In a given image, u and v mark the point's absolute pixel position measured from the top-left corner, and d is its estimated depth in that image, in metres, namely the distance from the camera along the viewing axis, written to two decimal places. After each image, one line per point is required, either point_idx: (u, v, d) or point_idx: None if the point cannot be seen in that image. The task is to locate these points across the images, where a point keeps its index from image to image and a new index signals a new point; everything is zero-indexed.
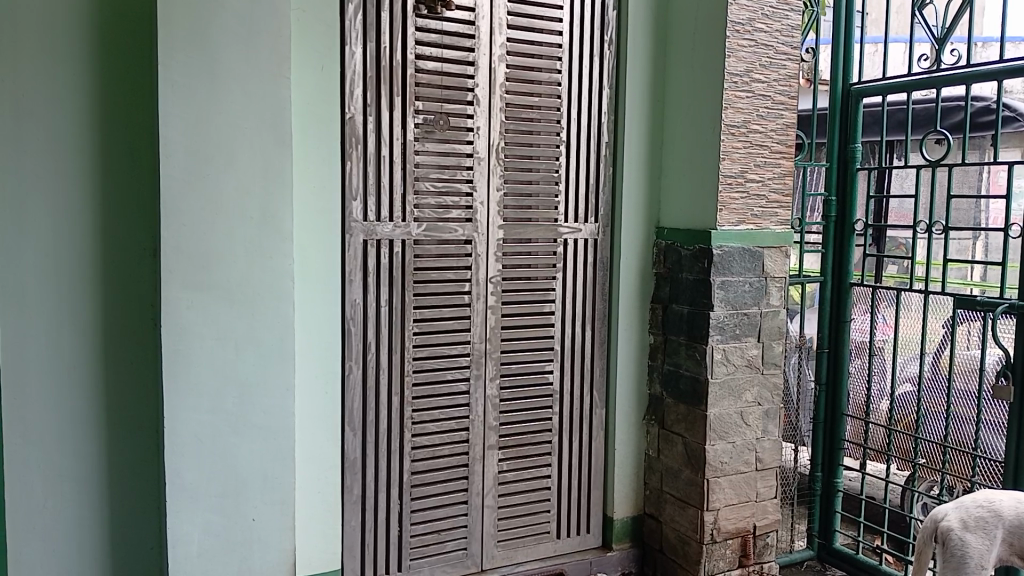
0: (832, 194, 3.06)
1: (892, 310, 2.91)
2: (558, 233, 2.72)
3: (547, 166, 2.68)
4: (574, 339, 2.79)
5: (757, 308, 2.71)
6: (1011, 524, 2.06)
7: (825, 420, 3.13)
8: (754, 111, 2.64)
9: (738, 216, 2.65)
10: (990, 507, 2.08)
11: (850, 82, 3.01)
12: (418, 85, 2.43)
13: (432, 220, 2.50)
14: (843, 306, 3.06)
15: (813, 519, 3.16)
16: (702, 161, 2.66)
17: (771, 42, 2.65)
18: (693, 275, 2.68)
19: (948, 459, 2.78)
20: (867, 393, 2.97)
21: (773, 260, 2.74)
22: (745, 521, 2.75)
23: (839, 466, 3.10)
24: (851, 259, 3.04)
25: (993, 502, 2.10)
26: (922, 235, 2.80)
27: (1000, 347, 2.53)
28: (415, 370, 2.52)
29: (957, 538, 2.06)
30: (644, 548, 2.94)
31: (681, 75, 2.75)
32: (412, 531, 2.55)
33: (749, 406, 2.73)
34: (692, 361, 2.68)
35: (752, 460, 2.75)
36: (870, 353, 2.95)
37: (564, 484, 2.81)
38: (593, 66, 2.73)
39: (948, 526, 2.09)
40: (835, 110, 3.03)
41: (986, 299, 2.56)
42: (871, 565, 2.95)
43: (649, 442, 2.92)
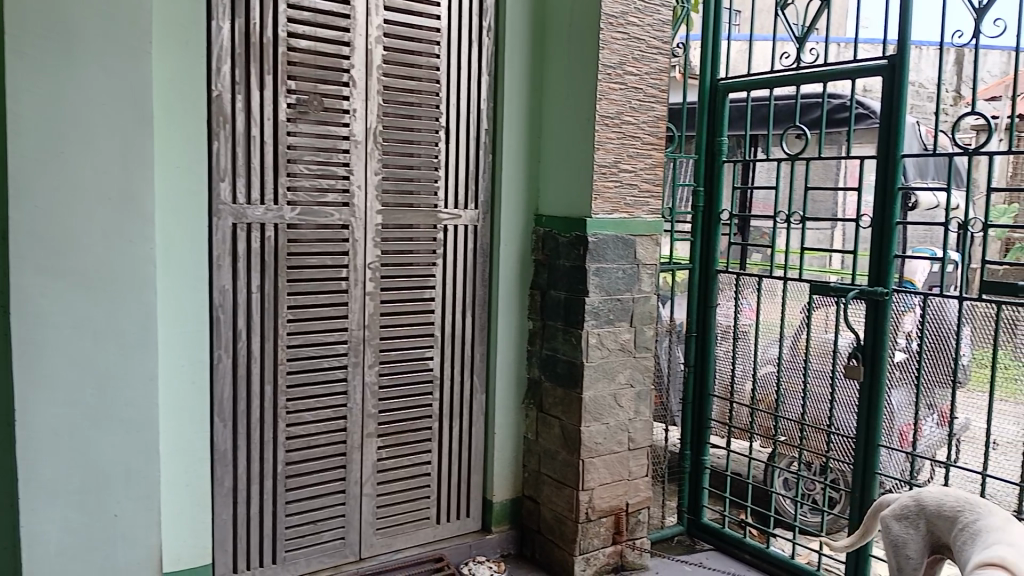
0: (700, 185, 3.21)
1: (755, 296, 3.08)
2: (438, 219, 2.72)
3: (428, 151, 2.67)
4: (454, 325, 2.80)
5: (630, 294, 2.80)
6: (932, 513, 2.05)
7: (693, 399, 3.30)
8: (627, 103, 2.72)
9: (612, 205, 2.73)
10: (915, 497, 2.10)
11: (717, 77, 3.15)
12: (291, 63, 2.36)
13: (307, 204, 2.44)
14: (709, 292, 3.23)
15: (682, 495, 3.32)
16: (578, 149, 2.72)
17: (643, 36, 2.73)
18: (570, 262, 2.74)
19: (805, 436, 2.97)
20: (731, 373, 3.15)
21: (645, 248, 2.84)
22: (618, 499, 2.85)
23: (707, 444, 3.27)
24: (716, 248, 3.20)
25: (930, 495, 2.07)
26: (782, 224, 2.98)
27: (851, 330, 2.72)
28: (290, 358, 2.46)
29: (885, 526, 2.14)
30: (522, 530, 2.99)
31: (558, 65, 2.80)
32: (287, 522, 2.50)
33: (622, 388, 2.82)
34: (569, 346, 2.75)
35: (625, 440, 2.84)
36: (734, 337, 3.12)
37: (444, 469, 2.82)
38: (471, 52, 2.73)
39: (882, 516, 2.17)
40: (703, 104, 3.17)
41: (839, 285, 2.74)
42: (734, 538, 3.12)
43: (528, 425, 2.96)
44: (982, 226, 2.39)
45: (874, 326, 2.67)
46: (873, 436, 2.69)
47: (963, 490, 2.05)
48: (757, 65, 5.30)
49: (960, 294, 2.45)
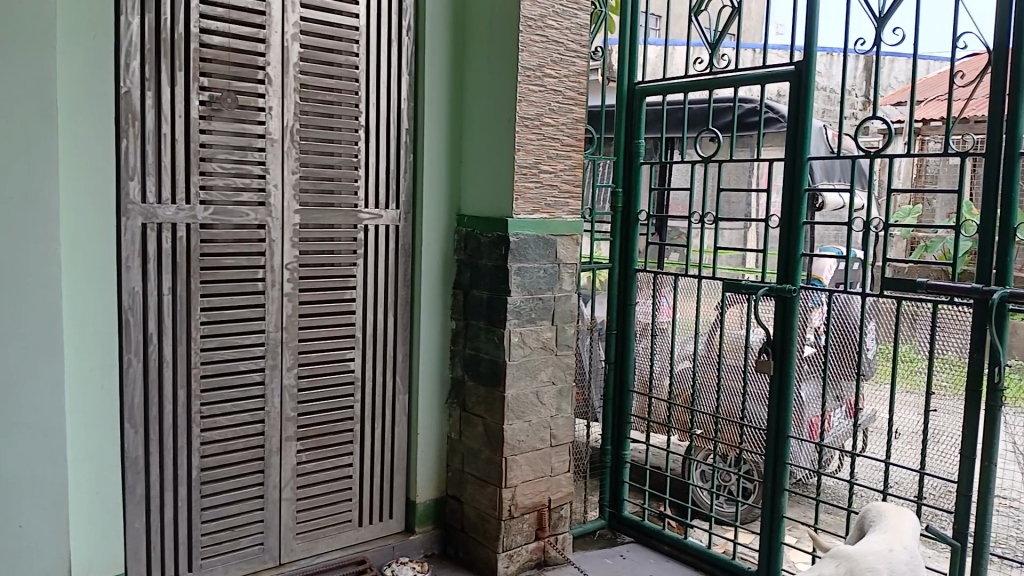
0: (619, 186, 3.26)
1: (672, 293, 3.16)
2: (358, 219, 2.70)
3: (347, 151, 2.65)
4: (375, 325, 2.78)
5: (551, 293, 2.84)
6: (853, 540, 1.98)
7: (613, 396, 3.36)
8: (546, 105, 2.75)
9: (533, 205, 2.76)
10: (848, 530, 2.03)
11: (634, 81, 3.22)
12: (203, 60, 2.31)
13: (221, 203, 2.38)
14: (628, 290, 3.29)
15: (604, 490, 3.38)
16: (498, 150, 2.74)
17: (561, 39, 2.77)
18: (492, 261, 2.76)
19: (720, 429, 3.07)
20: (650, 369, 3.23)
21: (566, 247, 2.88)
22: (541, 496, 2.88)
23: (626, 439, 3.35)
24: (635, 247, 3.27)
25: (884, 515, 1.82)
26: (696, 224, 3.08)
27: (761, 326, 2.80)
28: (204, 362, 2.40)
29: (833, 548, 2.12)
30: (445, 530, 2.99)
31: (477, 66, 2.81)
32: (202, 529, 2.44)
33: (544, 385, 2.85)
34: (491, 345, 2.77)
35: (547, 437, 2.88)
36: (652, 334, 3.20)
37: (366, 471, 2.80)
38: (390, 52, 2.72)
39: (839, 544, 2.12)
40: (621, 107, 3.23)
41: (749, 282, 2.81)
42: (654, 530, 3.20)
43: (451, 425, 2.97)
44: (883, 226, 2.51)
45: (782, 322, 2.75)
46: (783, 429, 2.75)
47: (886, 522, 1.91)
48: (672, 69, 5.44)
49: (863, 290, 2.53)
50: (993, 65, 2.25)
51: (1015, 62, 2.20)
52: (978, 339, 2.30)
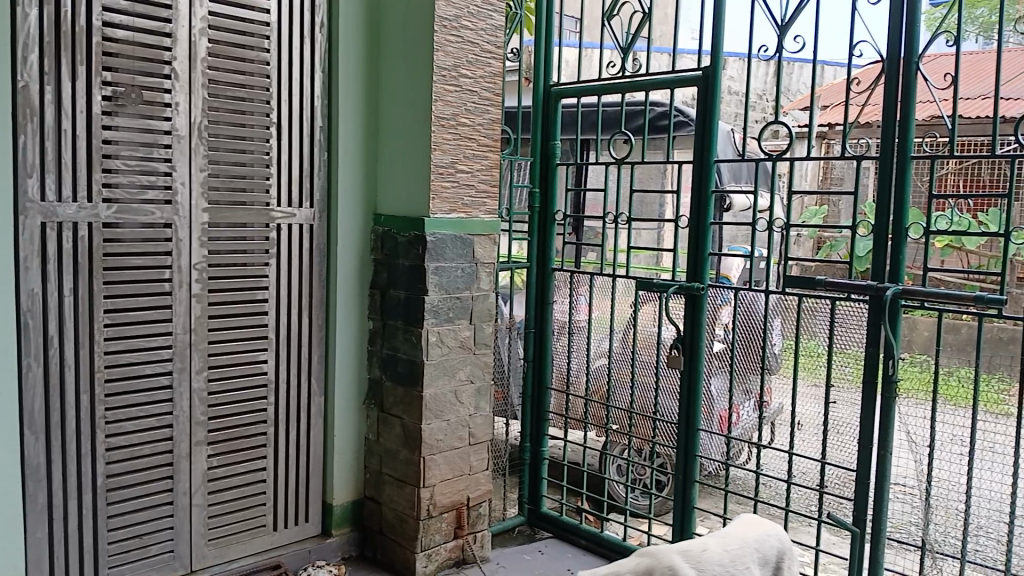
0: (536, 186, 3.31)
1: (588, 291, 3.22)
2: (270, 218, 2.65)
3: (259, 148, 2.60)
4: (288, 326, 2.73)
5: (469, 292, 2.85)
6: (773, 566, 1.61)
7: (532, 394, 3.40)
8: (462, 105, 2.77)
9: (450, 205, 2.77)
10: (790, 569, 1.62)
11: (549, 83, 3.26)
12: (105, 54, 2.24)
13: (126, 202, 2.31)
14: (546, 288, 3.34)
15: (523, 487, 3.42)
16: (414, 150, 2.74)
17: (476, 40, 2.79)
18: (409, 261, 2.75)
19: (634, 423, 3.14)
20: (567, 366, 3.28)
21: (483, 247, 2.89)
22: (459, 494, 2.89)
23: (544, 436, 3.39)
24: (552, 246, 3.32)
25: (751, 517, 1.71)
26: (610, 224, 3.15)
27: (672, 323, 2.89)
28: (108, 366, 2.33)
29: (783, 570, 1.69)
30: (364, 531, 2.97)
31: (392, 64, 2.80)
32: (108, 538, 2.36)
33: (462, 384, 2.86)
34: (408, 345, 2.76)
35: (465, 435, 2.89)
36: (569, 332, 3.25)
37: (281, 474, 2.76)
38: (303, 48, 2.68)
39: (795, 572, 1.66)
40: (537, 109, 3.27)
41: (660, 281, 2.88)
42: (572, 524, 3.25)
43: (368, 426, 2.95)
44: (784, 226, 2.64)
45: (691, 318, 2.85)
46: (693, 421, 2.85)
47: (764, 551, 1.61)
48: (586, 70, 5.55)
49: (765, 288, 2.65)
50: (886, 74, 2.36)
51: (905, 72, 2.32)
52: (873, 334, 2.43)
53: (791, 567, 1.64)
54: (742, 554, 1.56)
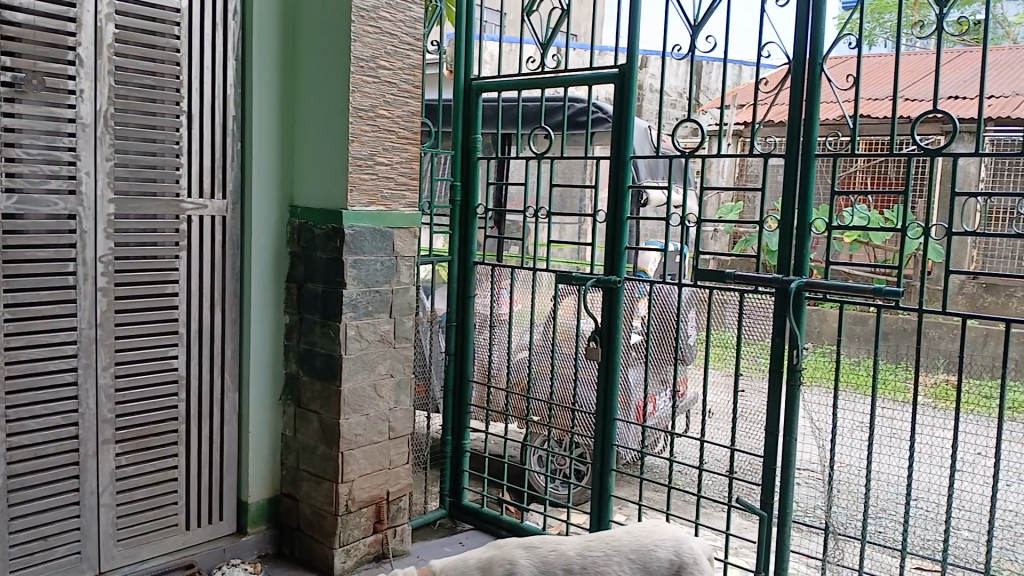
0: (457, 179, 3.30)
1: (508, 285, 3.24)
2: (181, 209, 2.57)
3: (169, 137, 2.52)
4: (200, 320, 2.66)
5: (389, 285, 2.83)
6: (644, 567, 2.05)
7: (454, 387, 3.40)
8: (381, 97, 2.74)
9: (369, 197, 2.75)
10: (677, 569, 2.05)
11: (470, 76, 3.26)
12: (5, 38, 2.15)
13: (27, 191, 2.22)
14: (467, 282, 3.33)
15: (444, 480, 3.42)
16: (331, 141, 2.70)
17: (395, 31, 2.76)
18: (326, 254, 2.72)
19: (554, 415, 3.18)
20: (488, 359, 3.29)
21: (403, 240, 2.87)
22: (379, 489, 2.87)
23: (466, 429, 3.40)
24: (473, 240, 3.32)
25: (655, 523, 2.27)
26: (531, 218, 3.17)
27: (590, 315, 2.93)
28: (8, 362, 2.23)
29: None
30: (281, 529, 2.92)
31: (309, 54, 2.75)
32: (10, 541, 2.27)
33: (382, 378, 2.84)
34: (326, 339, 2.73)
35: (385, 429, 2.87)
36: (490, 325, 3.25)
37: (193, 472, 2.68)
38: (214, 34, 2.60)
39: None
40: (457, 102, 3.27)
41: (579, 274, 2.94)
42: (492, 516, 3.27)
43: (285, 422, 2.89)
44: (696, 221, 2.72)
45: (608, 311, 2.90)
46: (611, 412, 2.90)
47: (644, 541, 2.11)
48: (505, 65, 5.57)
49: (679, 281, 2.72)
50: (792, 76, 2.45)
51: (809, 74, 2.42)
52: (779, 325, 2.51)
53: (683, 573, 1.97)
54: (605, 562, 2.05)
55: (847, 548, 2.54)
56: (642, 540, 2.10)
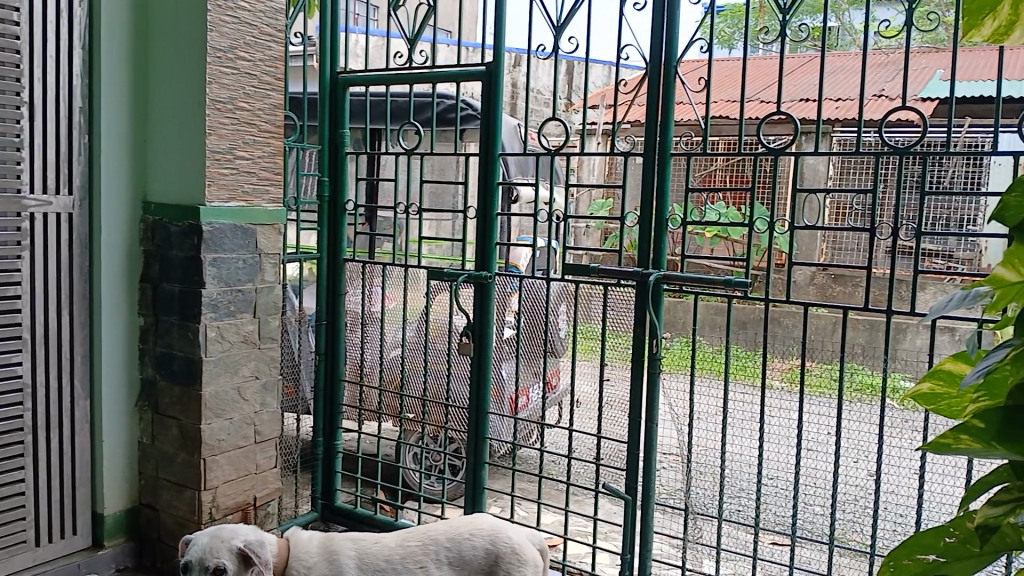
0: (325, 175, 3.21)
1: (380, 282, 3.20)
2: (23, 205, 2.38)
3: (8, 129, 2.33)
4: (46, 325, 2.48)
5: (252, 285, 2.74)
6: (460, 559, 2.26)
7: (325, 387, 3.33)
8: (240, 89, 2.65)
9: (229, 193, 2.65)
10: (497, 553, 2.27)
11: (336, 70, 3.19)
12: None
13: None
14: (337, 280, 3.25)
15: (315, 483, 3.35)
16: (187, 135, 2.59)
17: (255, 22, 2.67)
18: (183, 252, 2.60)
19: (426, 412, 3.17)
20: (360, 357, 3.24)
21: (267, 237, 2.78)
22: (245, 495, 2.78)
23: (338, 430, 3.34)
24: (343, 237, 3.24)
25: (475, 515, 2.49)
26: (402, 214, 3.13)
27: (462, 310, 2.94)
28: None
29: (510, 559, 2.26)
30: (141, 541, 2.77)
31: (163, 44, 2.62)
32: None
33: (246, 381, 2.75)
34: (185, 341, 2.61)
35: (251, 433, 2.78)
36: (361, 324, 3.21)
37: (43, 486, 2.50)
38: (58, 21, 2.43)
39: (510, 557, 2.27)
40: (323, 96, 3.19)
41: (450, 270, 2.91)
42: (366, 516, 3.23)
43: (142, 429, 2.75)
44: (562, 218, 2.80)
45: (480, 306, 2.91)
46: (484, 406, 2.92)
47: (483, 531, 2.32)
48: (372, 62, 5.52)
49: (547, 275, 2.79)
50: (648, 78, 2.56)
51: (664, 76, 2.52)
52: (640, 317, 2.61)
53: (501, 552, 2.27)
54: (420, 553, 2.26)
55: (705, 527, 2.65)
56: (459, 530, 2.32)
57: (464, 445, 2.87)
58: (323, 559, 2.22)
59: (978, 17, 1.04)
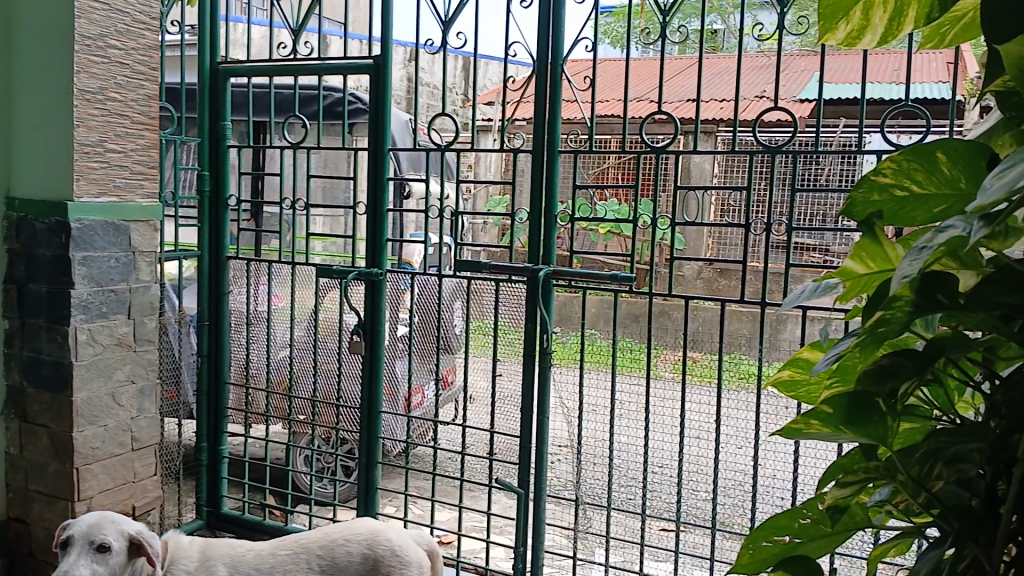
0: (205, 169, 3.10)
1: (267, 280, 3.09)
2: None
3: None
4: None
5: (125, 285, 2.60)
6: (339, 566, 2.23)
7: (209, 390, 3.21)
8: (110, 78, 2.50)
9: (99, 187, 2.50)
10: (372, 555, 2.25)
11: (217, 61, 3.07)
12: None
13: None
14: (220, 278, 3.15)
15: (200, 490, 3.23)
16: (54, 127, 2.43)
17: (128, 8, 2.53)
18: (51, 250, 2.44)
19: (316, 413, 3.09)
20: (246, 358, 3.14)
21: (142, 234, 2.64)
22: (123, 505, 2.63)
23: (224, 434, 3.22)
24: (226, 234, 3.13)
25: (353, 519, 2.46)
26: (288, 209, 3.04)
27: (352, 308, 2.88)
28: None
29: (388, 563, 2.24)
30: (9, 558, 2.58)
31: (26, 28, 2.45)
32: None
33: (122, 385, 2.61)
34: (54, 344, 2.45)
35: (128, 440, 2.63)
36: (247, 323, 3.11)
37: None
38: None
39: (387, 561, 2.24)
40: (203, 87, 3.06)
41: (339, 268, 2.86)
42: (254, 522, 3.14)
43: (8, 439, 2.56)
44: (453, 214, 2.80)
45: (370, 304, 2.87)
46: (375, 406, 2.88)
47: (360, 536, 2.29)
48: (253, 52, 5.33)
49: (439, 272, 2.77)
50: (535, 76, 2.58)
51: (551, 74, 2.55)
52: (530, 313, 2.64)
53: (379, 547, 2.26)
54: (289, 560, 2.23)
55: (595, 517, 2.71)
56: (332, 536, 2.29)
57: (356, 445, 2.83)
58: (202, 564, 2.17)
59: (833, 21, 1.09)
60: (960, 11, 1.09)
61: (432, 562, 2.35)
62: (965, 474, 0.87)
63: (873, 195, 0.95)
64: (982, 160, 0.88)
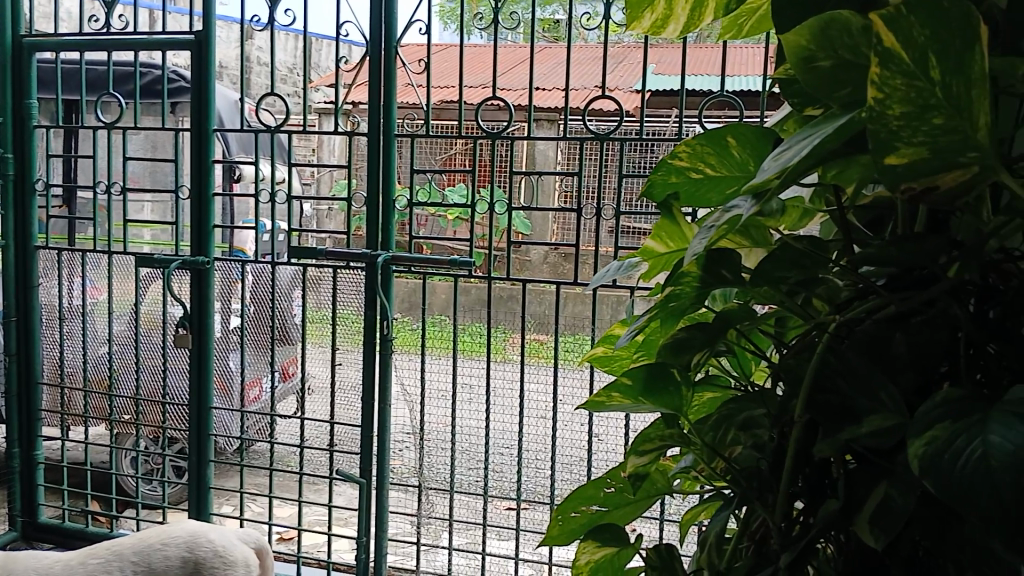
0: (7, 151, 2.81)
1: (82, 271, 2.85)
2: None
3: None
4: None
5: None
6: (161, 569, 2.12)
7: (19, 392, 2.94)
8: None
9: None
10: (195, 560, 2.13)
11: (20, 33, 2.79)
12: None
13: None
14: (28, 270, 2.88)
15: (12, 500, 2.96)
16: None
17: None
18: None
19: (142, 412, 2.90)
20: (62, 355, 2.89)
21: None
22: None
23: (38, 439, 2.96)
24: (33, 221, 2.86)
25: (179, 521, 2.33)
26: (103, 195, 2.82)
27: (177, 299, 2.72)
28: None
29: (210, 567, 2.13)
30: None
31: None
32: None
33: None
34: None
35: None
36: (61, 319, 2.86)
37: None
38: None
39: (209, 564, 2.13)
40: (4, 62, 2.77)
41: (161, 256, 2.69)
42: (75, 530, 2.92)
43: None
44: (286, 199, 2.69)
45: (197, 294, 2.73)
46: (206, 402, 2.74)
47: (179, 539, 2.17)
48: (64, 25, 4.90)
49: (272, 259, 2.66)
50: (369, 57, 2.52)
51: (385, 56, 2.51)
52: (369, 298, 2.59)
53: (201, 547, 2.15)
54: (102, 568, 2.10)
55: (439, 502, 2.70)
56: (149, 540, 2.17)
57: (185, 444, 2.68)
58: None
59: (639, 10, 1.14)
60: (755, 4, 1.16)
61: (261, 560, 2.26)
62: (759, 438, 0.91)
63: (671, 178, 0.99)
64: (767, 143, 0.94)
